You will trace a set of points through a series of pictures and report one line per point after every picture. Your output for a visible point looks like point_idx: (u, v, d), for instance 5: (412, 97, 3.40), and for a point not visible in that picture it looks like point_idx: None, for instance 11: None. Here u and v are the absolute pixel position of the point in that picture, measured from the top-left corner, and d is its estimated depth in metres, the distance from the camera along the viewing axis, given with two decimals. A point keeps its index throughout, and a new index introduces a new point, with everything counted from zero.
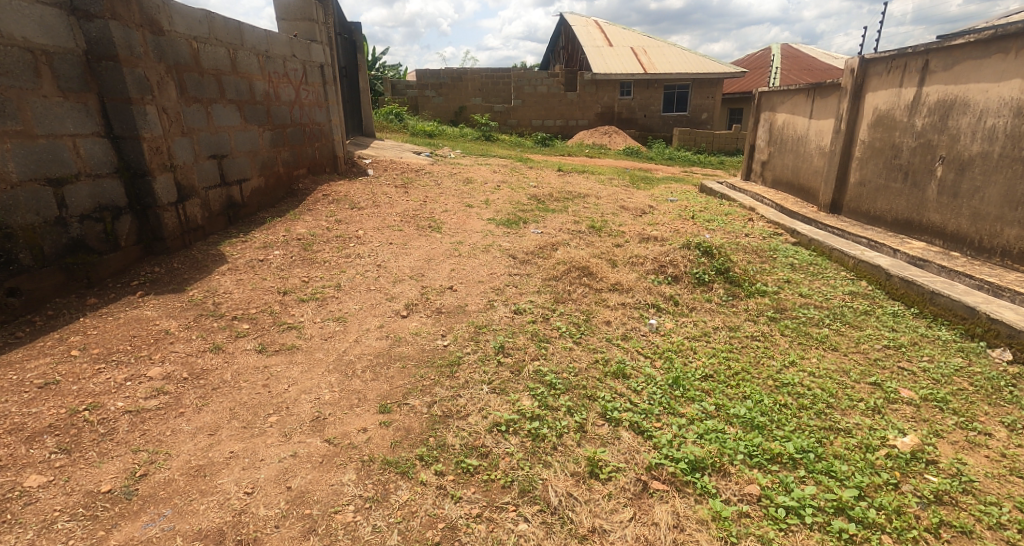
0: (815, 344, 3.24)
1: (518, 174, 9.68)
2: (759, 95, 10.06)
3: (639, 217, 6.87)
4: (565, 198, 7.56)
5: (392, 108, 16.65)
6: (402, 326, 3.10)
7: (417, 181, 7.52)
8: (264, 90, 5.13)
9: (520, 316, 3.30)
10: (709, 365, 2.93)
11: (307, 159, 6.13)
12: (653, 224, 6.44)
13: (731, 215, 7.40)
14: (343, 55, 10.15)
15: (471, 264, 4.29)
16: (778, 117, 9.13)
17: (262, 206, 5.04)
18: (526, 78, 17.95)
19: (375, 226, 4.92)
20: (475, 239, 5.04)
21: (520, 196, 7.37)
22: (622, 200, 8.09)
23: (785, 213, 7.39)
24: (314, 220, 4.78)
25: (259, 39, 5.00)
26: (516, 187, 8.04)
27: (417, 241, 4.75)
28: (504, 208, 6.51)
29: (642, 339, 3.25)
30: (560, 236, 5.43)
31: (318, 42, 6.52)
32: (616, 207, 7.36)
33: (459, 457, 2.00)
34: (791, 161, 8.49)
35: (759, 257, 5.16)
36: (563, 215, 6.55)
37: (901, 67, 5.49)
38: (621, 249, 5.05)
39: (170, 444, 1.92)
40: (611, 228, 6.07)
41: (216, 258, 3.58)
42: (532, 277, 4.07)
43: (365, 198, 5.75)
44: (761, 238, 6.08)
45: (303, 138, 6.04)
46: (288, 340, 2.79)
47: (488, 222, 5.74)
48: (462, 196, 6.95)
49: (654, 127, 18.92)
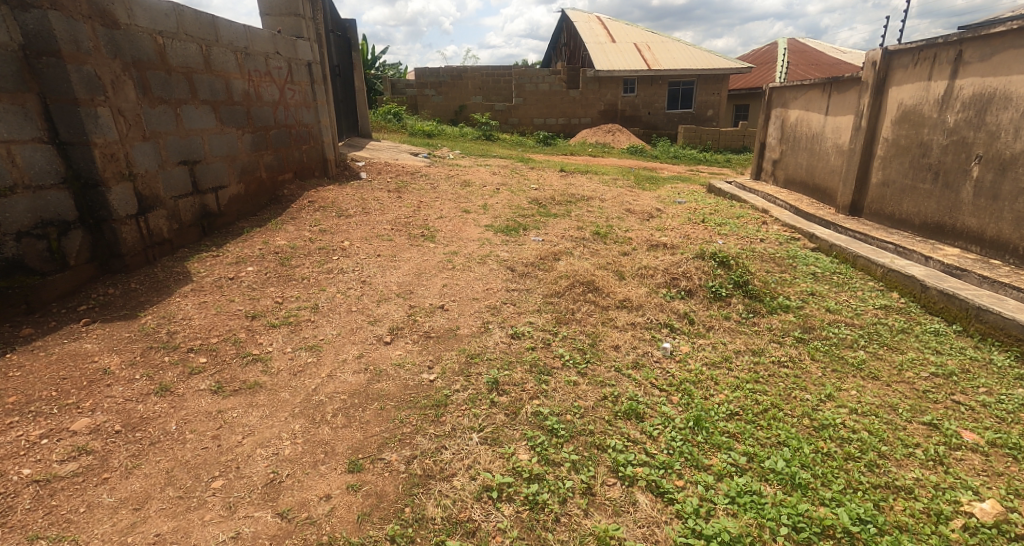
0: (851, 372, 2.86)
1: (518, 175, 9.30)
2: (770, 90, 9.67)
3: (646, 221, 6.49)
4: (567, 201, 7.18)
5: (390, 107, 16.31)
6: (384, 355, 2.73)
7: (412, 185, 7.17)
8: (244, 90, 4.80)
9: (517, 342, 2.93)
10: (734, 400, 2.56)
11: (293, 163, 5.81)
12: (661, 230, 6.07)
13: (743, 218, 7.03)
14: (337, 53, 9.80)
15: (465, 278, 3.93)
16: (791, 114, 8.73)
17: (242, 215, 4.70)
18: (527, 75, 17.58)
19: (362, 237, 4.57)
20: (471, 248, 4.68)
21: (520, 199, 7.01)
22: (628, 203, 7.72)
23: (801, 216, 7.02)
24: (297, 231, 4.43)
25: (237, 34, 4.67)
26: (517, 190, 7.67)
27: (407, 253, 4.39)
28: (503, 214, 6.15)
29: (655, 368, 2.88)
30: (562, 244, 5.07)
31: (305, 39, 6.18)
32: (623, 211, 6.99)
33: (439, 537, 1.65)
34: (806, 159, 8.10)
35: (779, 266, 4.78)
36: (566, 220, 6.18)
37: (931, 59, 5.10)
38: (628, 259, 4.68)
39: (82, 526, 1.58)
40: (617, 234, 5.71)
41: (181, 276, 3.22)
42: (532, 293, 3.71)
43: (354, 205, 5.39)
44: (778, 245, 5.69)
45: (289, 140, 5.72)
46: (251, 376, 2.42)
47: (485, 230, 5.39)
48: (459, 200, 6.60)
49: (658, 125, 18.51)
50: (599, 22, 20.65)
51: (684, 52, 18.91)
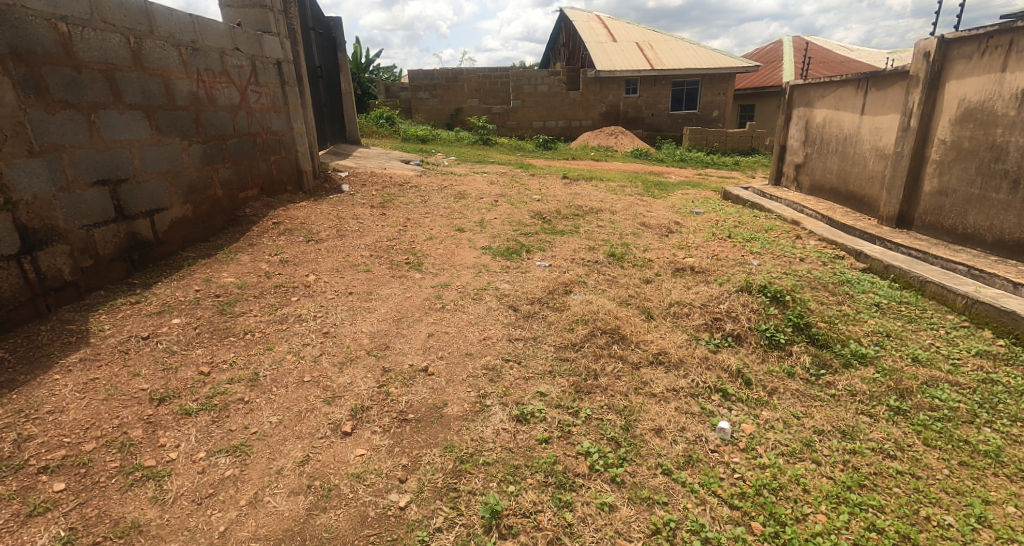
0: (988, 468, 2.07)
1: (518, 183, 8.56)
2: (791, 88, 8.92)
3: (665, 237, 5.75)
4: (575, 215, 6.43)
5: (383, 111, 15.56)
6: (337, 460, 1.94)
7: (400, 200, 6.40)
8: (193, 91, 4.04)
9: (525, 431, 2.15)
10: (845, 530, 1.78)
11: (259, 178, 5.04)
12: (685, 249, 5.31)
13: (772, 231, 6.27)
14: (321, 54, 9.04)
15: (458, 325, 3.17)
16: (817, 114, 8.11)
17: (189, 242, 3.90)
18: (525, 76, 16.85)
19: (333, 268, 3.79)
20: (465, 280, 3.95)
21: (522, 213, 6.27)
22: (642, 215, 6.96)
23: (838, 228, 6.26)
24: (254, 262, 3.65)
25: (181, 25, 3.91)
26: (517, 201, 6.91)
27: (386, 289, 3.62)
28: (503, 232, 5.38)
29: (716, 464, 2.10)
30: (573, 272, 4.32)
31: (272, 34, 5.41)
32: (638, 226, 6.22)
33: None
34: (838, 164, 7.44)
35: (832, 295, 4.01)
36: (575, 237, 5.44)
37: (1005, 46, 4.54)
38: (653, 291, 3.93)
39: None
40: (635, 255, 4.99)
41: (75, 337, 2.39)
42: (541, 344, 2.95)
43: (328, 226, 4.62)
44: (822, 268, 4.92)
45: (253, 150, 4.96)
46: (129, 515, 1.63)
47: (482, 253, 4.62)
48: (452, 216, 5.85)
49: (662, 127, 17.78)
50: (599, 21, 19.92)
51: (688, 51, 18.20)
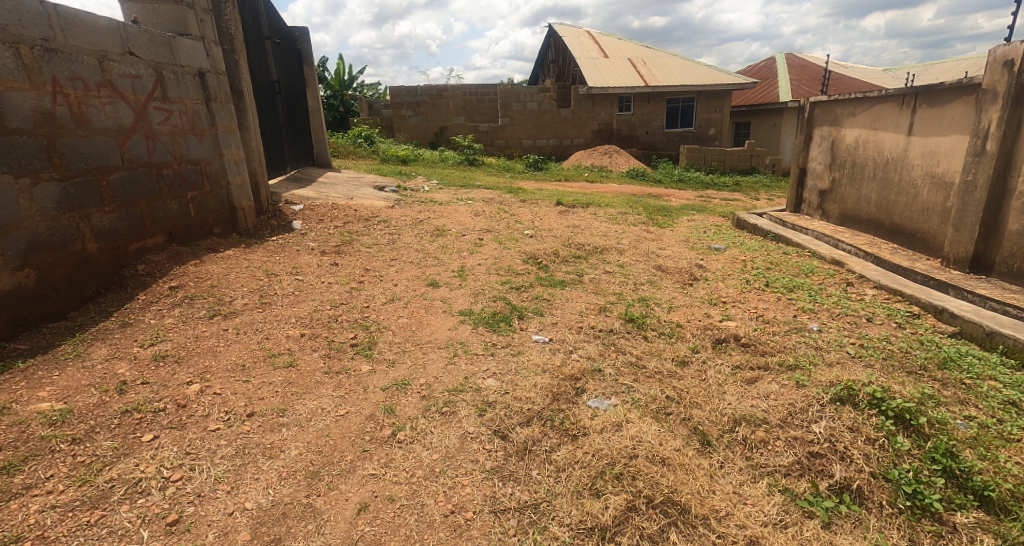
0: None
1: (507, 214, 7.47)
2: (811, 104, 7.91)
3: (689, 289, 4.69)
4: (577, 258, 5.34)
5: (362, 129, 14.48)
6: None
7: (361, 241, 5.25)
8: (44, 108, 2.87)
9: None
10: None
11: (166, 221, 3.84)
12: (718, 308, 4.23)
13: (814, 278, 5.21)
14: (280, 66, 7.93)
15: (412, 475, 2.01)
16: (849, 134, 7.09)
17: (30, 325, 2.74)
18: (513, 93, 15.92)
19: (237, 365, 2.60)
20: (434, 376, 2.82)
21: (512, 255, 5.18)
22: (655, 255, 5.88)
23: (895, 273, 5.21)
24: (109, 362, 2.43)
25: (29, 16, 2.78)
26: (506, 239, 5.81)
27: (310, 402, 2.44)
28: (487, 285, 4.27)
29: None
30: (582, 353, 3.21)
31: (192, 37, 4.26)
32: (653, 273, 5.14)
33: None
34: (881, 191, 6.41)
35: (941, 386, 2.90)
36: (579, 291, 4.36)
37: None
38: (697, 387, 2.81)
39: None
40: (657, 319, 3.92)
41: None
42: (544, 528, 1.79)
43: (248, 290, 3.42)
44: (901, 332, 3.82)
45: (157, 186, 3.77)
46: None
47: (459, 324, 3.51)
48: (426, 263, 4.72)
49: (658, 145, 16.88)
50: (589, 36, 19.14)
51: (683, 68, 17.41)
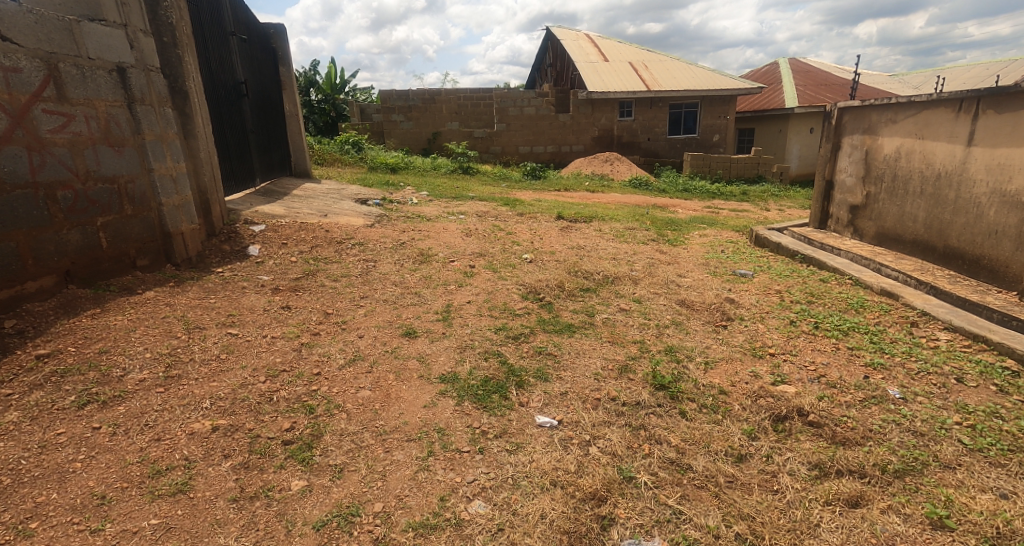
0: None
1: (502, 231, 6.67)
2: (840, 109, 7.07)
3: (723, 335, 3.86)
4: (585, 292, 4.52)
5: (349, 136, 13.64)
6: None
7: (329, 272, 4.41)
8: None
9: None
10: None
11: (64, 255, 3.05)
12: (764, 362, 3.40)
13: (868, 317, 4.38)
14: (248, 66, 7.06)
15: None
16: (888, 143, 6.27)
17: None
18: (509, 98, 15.11)
19: (86, 501, 1.73)
20: (397, 499, 1.97)
21: (508, 290, 4.37)
22: (675, 285, 5.06)
23: (967, 310, 4.40)
24: None
25: None
26: (501, 266, 5.01)
27: None
28: (478, 337, 3.45)
29: None
30: (602, 449, 2.37)
31: (106, 23, 3.39)
32: (677, 311, 4.31)
33: None
34: (935, 210, 5.62)
35: None
36: (591, 342, 3.54)
37: None
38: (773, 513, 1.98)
39: None
40: (693, 381, 3.09)
41: None
42: None
43: (143, 356, 2.47)
44: (1010, 401, 2.98)
45: (47, 213, 2.96)
46: None
47: (438, 399, 2.68)
48: (403, 303, 3.90)
49: (661, 153, 16.10)
50: (588, 39, 18.40)
51: (687, 72, 16.66)
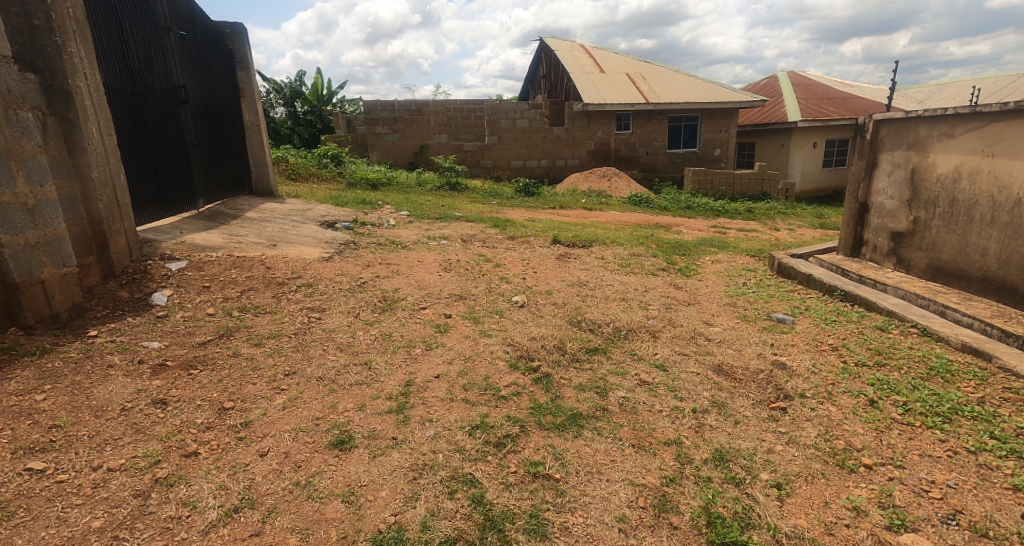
0: None
1: (488, 263, 5.60)
2: (874, 122, 6.03)
3: (790, 428, 2.77)
4: (593, 355, 3.44)
5: (327, 147, 12.58)
6: None
7: (253, 331, 3.30)
8: None
9: None
10: None
11: None
12: (863, 484, 2.33)
13: (968, 390, 3.32)
14: (189, 67, 5.99)
15: None
16: (944, 162, 5.27)
17: None
18: (501, 110, 14.17)
19: None
20: None
21: (491, 355, 3.28)
22: (704, 338, 3.99)
23: None
24: None
25: None
26: (484, 316, 3.93)
27: None
28: (443, 444, 2.34)
29: None
30: None
31: None
32: (716, 383, 3.23)
33: None
34: (1014, 243, 4.67)
35: None
36: (608, 448, 2.45)
37: None
38: None
39: None
40: (770, 530, 2.01)
41: None
42: None
43: None
44: None
45: None
46: None
47: None
48: (342, 383, 2.79)
49: (660, 168, 15.13)
50: (585, 50, 17.54)
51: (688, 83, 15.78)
